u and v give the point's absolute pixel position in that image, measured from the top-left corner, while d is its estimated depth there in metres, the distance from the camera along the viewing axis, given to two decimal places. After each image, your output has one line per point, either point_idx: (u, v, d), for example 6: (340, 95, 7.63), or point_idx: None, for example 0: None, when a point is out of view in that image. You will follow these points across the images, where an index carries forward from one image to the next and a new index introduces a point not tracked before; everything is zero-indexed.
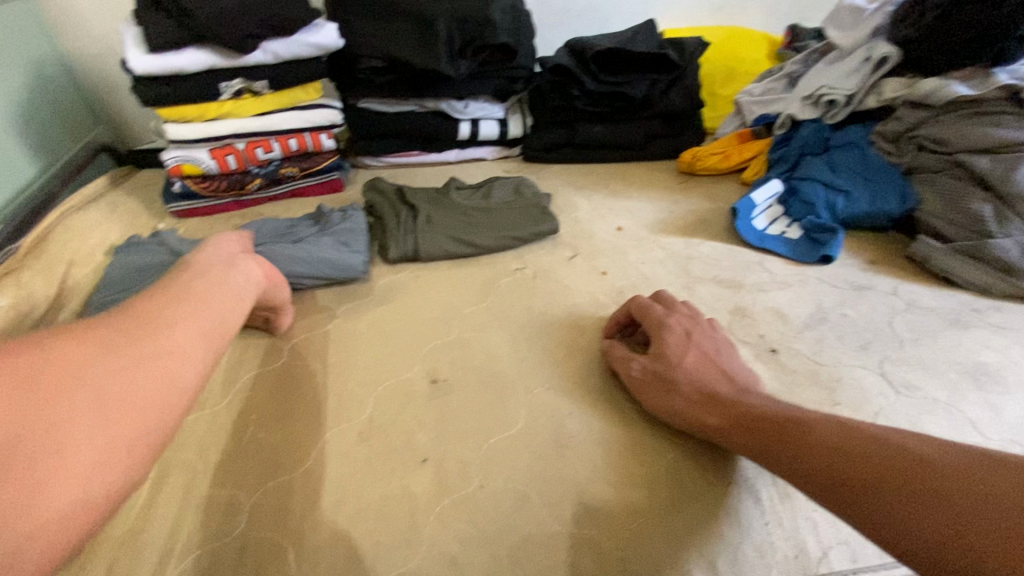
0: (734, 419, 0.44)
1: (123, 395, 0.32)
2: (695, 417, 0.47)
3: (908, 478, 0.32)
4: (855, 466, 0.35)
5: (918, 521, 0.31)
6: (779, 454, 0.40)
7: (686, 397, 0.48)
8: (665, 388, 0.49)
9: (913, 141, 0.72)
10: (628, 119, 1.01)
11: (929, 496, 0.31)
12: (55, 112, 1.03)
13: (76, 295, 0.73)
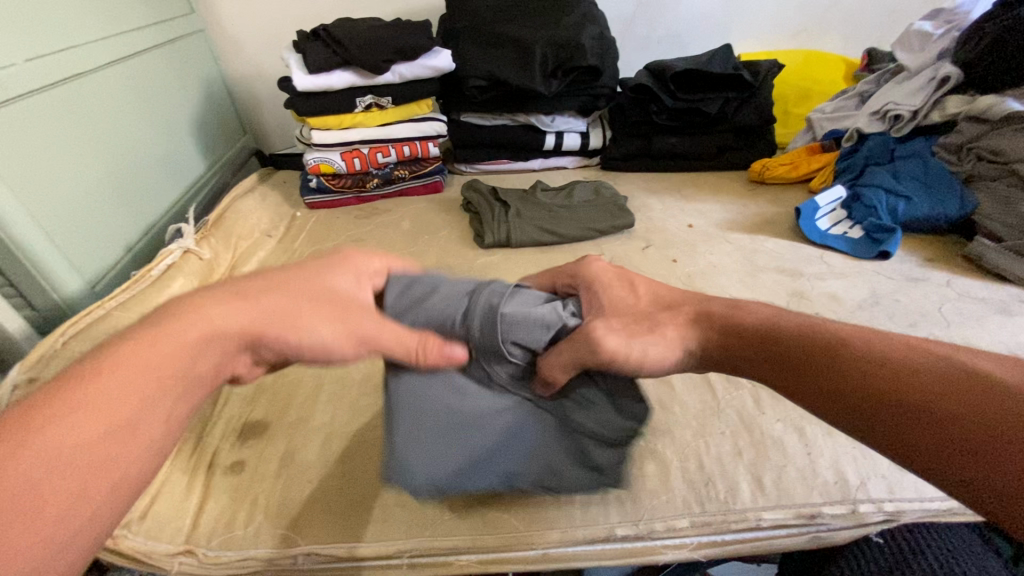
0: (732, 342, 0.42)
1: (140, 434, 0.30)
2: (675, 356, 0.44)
3: (933, 400, 0.32)
4: (870, 381, 0.35)
5: (952, 447, 0.30)
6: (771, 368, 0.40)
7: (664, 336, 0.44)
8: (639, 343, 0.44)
9: (972, 152, 0.77)
10: (702, 132, 1.11)
11: (961, 416, 0.31)
12: (221, 121, 1.28)
13: (243, 259, 0.92)
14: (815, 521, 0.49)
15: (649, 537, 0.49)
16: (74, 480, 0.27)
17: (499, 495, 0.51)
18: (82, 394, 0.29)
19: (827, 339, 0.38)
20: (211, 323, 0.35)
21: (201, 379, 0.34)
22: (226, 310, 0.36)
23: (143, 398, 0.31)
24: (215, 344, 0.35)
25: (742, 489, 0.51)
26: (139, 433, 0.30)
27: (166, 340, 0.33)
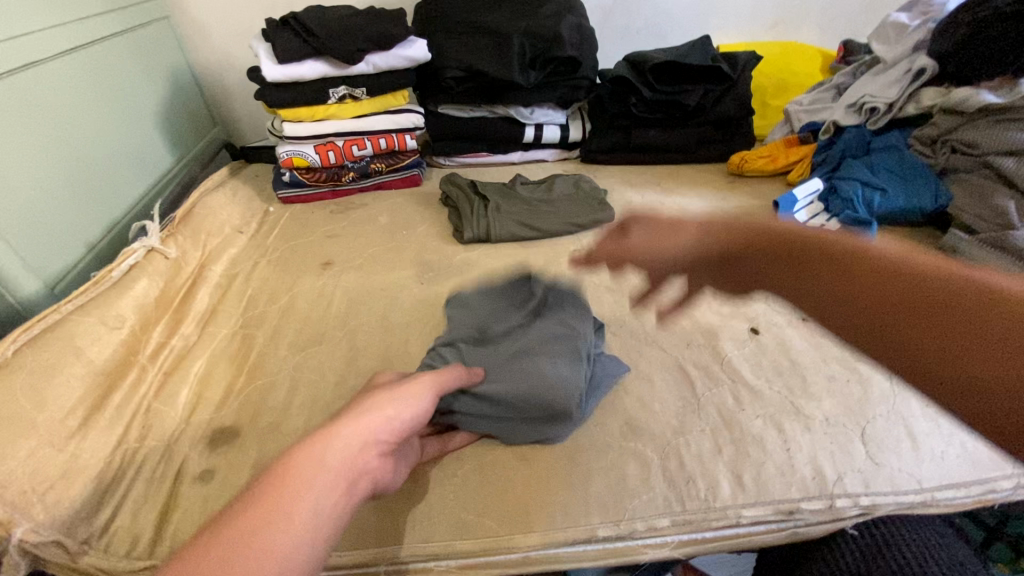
0: (737, 248, 0.44)
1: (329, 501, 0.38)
2: (686, 254, 0.46)
3: (933, 304, 0.37)
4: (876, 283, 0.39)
5: (952, 348, 0.36)
6: (783, 260, 0.42)
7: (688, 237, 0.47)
8: (666, 235, 0.47)
9: (947, 144, 0.78)
10: (681, 125, 1.11)
11: (958, 323, 0.36)
12: (189, 113, 1.23)
13: (213, 257, 0.89)
14: (794, 517, 0.49)
15: (629, 537, 0.48)
16: (246, 574, 0.33)
17: (476, 499, 0.50)
18: (243, 509, 0.36)
19: (829, 244, 0.42)
20: (328, 439, 0.40)
21: (340, 472, 0.39)
22: (343, 426, 0.42)
23: (306, 496, 0.37)
24: (345, 447, 0.41)
25: (722, 487, 0.50)
26: (284, 526, 0.35)
27: (323, 446, 0.40)
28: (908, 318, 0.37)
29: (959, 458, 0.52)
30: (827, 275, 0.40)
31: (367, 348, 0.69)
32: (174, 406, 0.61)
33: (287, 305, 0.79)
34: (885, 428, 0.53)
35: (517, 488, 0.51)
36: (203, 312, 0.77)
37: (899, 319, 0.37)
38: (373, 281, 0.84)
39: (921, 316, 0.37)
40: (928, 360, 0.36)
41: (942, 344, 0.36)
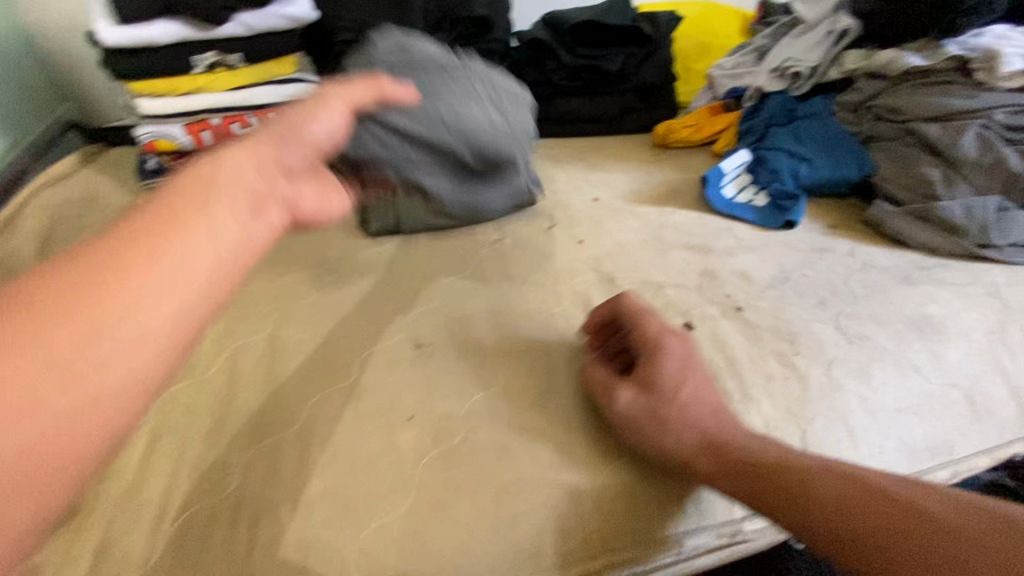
0: (711, 471, 0.43)
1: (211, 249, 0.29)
2: (686, 450, 0.44)
3: (881, 534, 0.35)
4: (888, 522, 0.36)
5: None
6: (738, 484, 0.41)
7: (680, 433, 0.44)
8: (658, 425, 0.44)
9: (871, 111, 0.75)
10: (603, 92, 1.03)
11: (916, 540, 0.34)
12: (18, 87, 1.00)
13: None
14: (736, 539, 0.46)
15: None
16: (93, 324, 0.25)
17: (387, 563, 0.43)
18: (94, 250, 0.27)
19: (788, 466, 0.40)
20: (225, 181, 0.33)
21: (230, 237, 0.31)
22: (241, 170, 0.35)
23: (183, 245, 0.29)
24: (231, 196, 0.32)
25: (662, 516, 0.46)
26: (160, 277, 0.27)
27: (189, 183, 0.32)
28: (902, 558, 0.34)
29: (898, 452, 0.49)
30: (782, 496, 0.39)
31: (251, 376, 0.58)
32: None
33: None
34: (826, 427, 0.49)
35: (432, 542, 0.44)
36: None
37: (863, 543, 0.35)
38: (259, 289, 0.71)
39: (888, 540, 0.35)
40: None
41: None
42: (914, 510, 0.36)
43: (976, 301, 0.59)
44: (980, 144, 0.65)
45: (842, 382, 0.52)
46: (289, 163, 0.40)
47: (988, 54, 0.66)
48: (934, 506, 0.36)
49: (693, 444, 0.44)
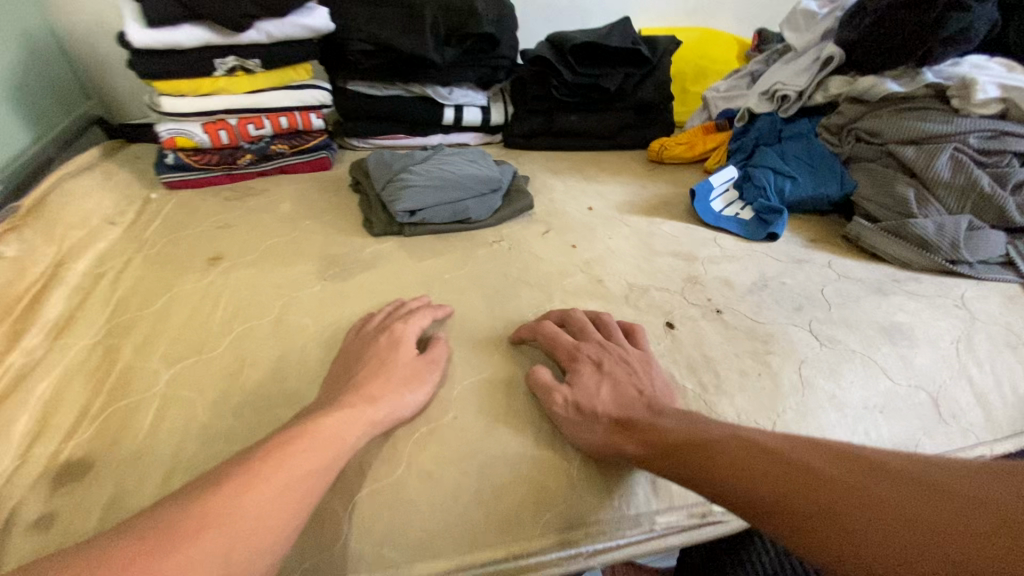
0: (637, 452, 0.46)
1: (265, 500, 0.39)
2: (602, 437, 0.48)
3: (793, 491, 0.37)
4: (776, 478, 0.38)
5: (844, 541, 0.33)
6: (657, 464, 0.44)
7: (599, 425, 0.49)
8: (577, 417, 0.51)
9: (852, 133, 0.80)
10: (603, 109, 1.08)
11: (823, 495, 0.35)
12: (50, 84, 1.05)
13: (74, 253, 0.77)
14: (707, 520, 0.49)
15: (538, 559, 0.46)
16: None
17: (374, 526, 0.46)
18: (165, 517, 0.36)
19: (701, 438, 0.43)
20: (321, 428, 0.45)
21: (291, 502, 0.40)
22: (286, 489, 0.40)
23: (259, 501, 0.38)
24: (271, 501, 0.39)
25: (636, 494, 0.49)
26: None
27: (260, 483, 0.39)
28: (818, 519, 0.34)
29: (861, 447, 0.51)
30: (692, 466, 0.42)
31: (256, 356, 0.62)
32: (11, 437, 0.52)
33: (162, 310, 0.69)
34: (796, 421, 0.52)
35: (418, 509, 0.47)
36: (56, 321, 0.65)
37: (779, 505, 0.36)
38: (265, 279, 0.75)
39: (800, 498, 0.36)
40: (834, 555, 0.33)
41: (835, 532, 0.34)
42: (794, 466, 0.38)
43: (943, 313, 0.62)
44: (953, 165, 0.69)
45: (813, 381, 0.55)
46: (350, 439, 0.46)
47: (963, 83, 0.70)
48: (816, 463, 0.37)
49: (610, 432, 0.49)
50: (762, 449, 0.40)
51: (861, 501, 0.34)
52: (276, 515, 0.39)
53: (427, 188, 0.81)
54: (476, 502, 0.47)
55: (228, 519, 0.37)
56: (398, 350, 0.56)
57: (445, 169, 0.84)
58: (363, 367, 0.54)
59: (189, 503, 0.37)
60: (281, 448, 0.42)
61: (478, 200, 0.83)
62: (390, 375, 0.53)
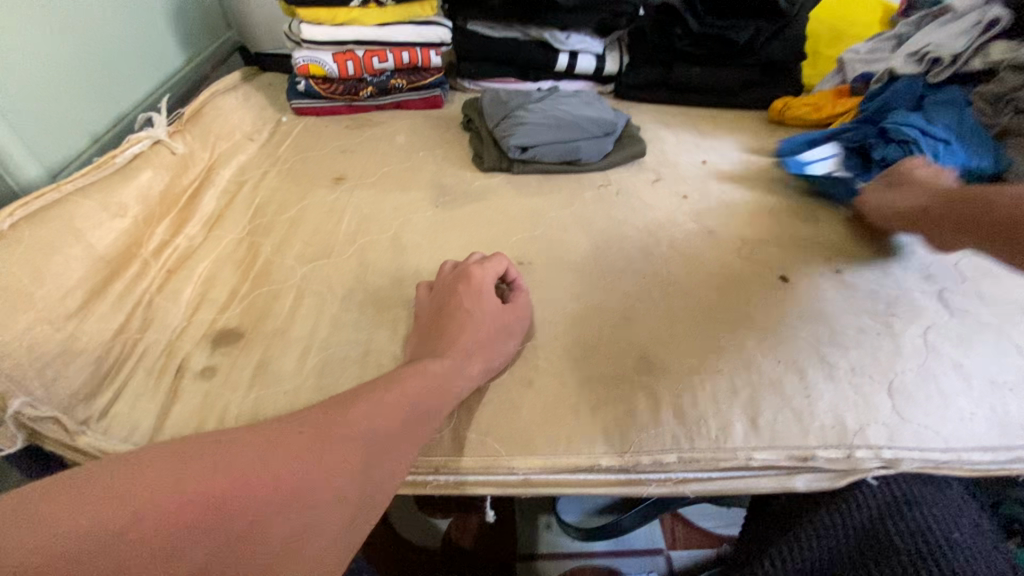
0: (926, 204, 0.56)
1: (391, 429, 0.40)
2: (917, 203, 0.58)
3: None
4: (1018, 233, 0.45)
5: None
6: (937, 214, 0.54)
7: (911, 196, 0.59)
8: (912, 192, 0.60)
9: (1011, 104, 0.71)
10: (725, 64, 1.03)
11: None
12: (205, 9, 1.14)
13: (222, 160, 0.86)
14: (807, 464, 0.49)
15: (633, 470, 0.49)
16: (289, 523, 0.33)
17: (482, 419, 0.50)
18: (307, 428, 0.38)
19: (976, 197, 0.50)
20: (437, 369, 0.46)
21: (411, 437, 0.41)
22: (405, 426, 0.41)
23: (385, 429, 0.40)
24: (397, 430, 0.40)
25: (734, 428, 0.50)
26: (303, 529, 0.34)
27: (385, 411, 0.40)
28: None
29: (986, 422, 0.51)
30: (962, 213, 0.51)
31: (377, 263, 0.67)
32: (177, 304, 0.59)
33: (296, 216, 0.75)
34: (916, 384, 0.53)
35: (522, 410, 0.51)
36: (210, 215, 0.73)
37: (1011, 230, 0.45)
38: (385, 198, 0.80)
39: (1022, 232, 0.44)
40: None
41: None
42: None
43: None
44: None
45: (936, 346, 0.55)
46: (465, 385, 0.47)
47: None
48: None
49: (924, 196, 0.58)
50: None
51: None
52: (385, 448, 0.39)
53: (543, 126, 0.83)
54: (576, 410, 0.51)
55: (350, 437, 0.38)
56: (482, 301, 0.53)
57: (560, 109, 0.85)
58: (428, 333, 0.52)
59: (313, 420, 0.39)
60: (402, 379, 0.44)
61: (591, 142, 0.83)
62: (482, 329, 0.51)
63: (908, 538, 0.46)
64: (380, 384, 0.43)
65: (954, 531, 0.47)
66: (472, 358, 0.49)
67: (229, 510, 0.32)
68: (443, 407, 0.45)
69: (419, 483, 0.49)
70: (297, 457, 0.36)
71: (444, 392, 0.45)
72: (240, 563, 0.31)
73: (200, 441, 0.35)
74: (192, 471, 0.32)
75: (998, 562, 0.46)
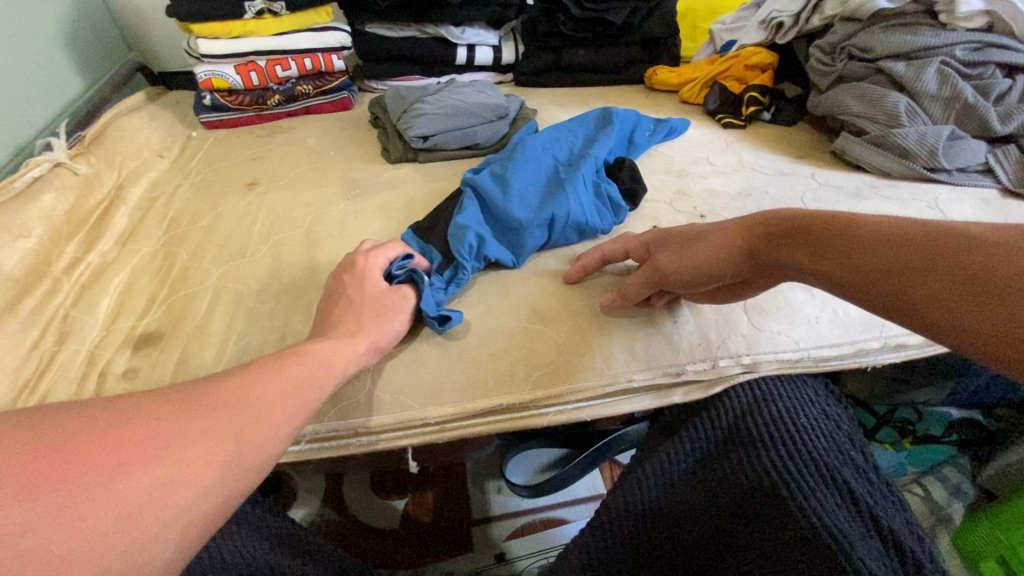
0: (752, 244, 0.48)
1: (272, 397, 0.41)
2: (718, 262, 0.50)
3: (932, 255, 0.37)
4: (921, 284, 0.37)
5: (959, 306, 0.35)
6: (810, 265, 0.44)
7: (708, 242, 0.51)
8: (682, 254, 0.52)
9: (845, 51, 0.80)
10: (610, 44, 1.11)
11: (945, 265, 0.37)
12: (100, 32, 1.13)
13: (130, 179, 0.87)
14: (680, 378, 0.58)
15: (531, 404, 0.55)
16: (153, 478, 0.33)
17: (392, 381, 0.55)
18: (179, 393, 0.38)
19: (820, 234, 0.44)
20: (320, 349, 0.48)
21: (290, 408, 0.42)
22: (282, 396, 0.42)
23: (266, 397, 0.41)
24: (280, 397, 0.42)
25: (616, 357, 0.57)
26: (167, 475, 0.34)
27: (264, 383, 0.42)
28: (943, 280, 0.36)
29: (830, 322, 0.61)
30: (853, 276, 0.41)
31: (292, 257, 0.71)
32: (95, 315, 0.62)
33: (210, 223, 0.78)
34: (770, 299, 0.62)
35: (428, 368, 0.56)
36: (122, 231, 0.75)
37: (911, 285, 0.38)
38: (298, 198, 0.84)
39: (923, 271, 0.37)
40: (950, 310, 0.35)
41: (969, 306, 0.35)
42: (927, 242, 0.38)
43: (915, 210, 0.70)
44: (939, 78, 0.72)
45: None
46: (348, 368, 0.49)
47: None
48: (933, 254, 0.37)
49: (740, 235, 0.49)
50: (916, 229, 0.40)
51: (980, 260, 0.35)
52: (263, 416, 0.40)
53: (440, 115, 0.88)
54: (476, 361, 0.57)
55: (224, 403, 0.39)
56: (364, 286, 0.56)
57: (456, 98, 0.90)
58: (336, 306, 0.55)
59: (188, 388, 0.40)
60: (286, 357, 0.45)
61: (486, 125, 0.89)
62: (366, 307, 0.54)
63: (761, 430, 0.54)
64: (260, 362, 0.44)
65: (800, 416, 0.55)
66: (355, 339, 0.51)
67: (82, 463, 0.32)
68: (328, 382, 0.47)
69: (343, 445, 0.55)
70: (167, 415, 0.36)
71: (329, 370, 0.47)
72: (89, 511, 0.31)
73: (68, 405, 0.35)
74: (49, 429, 0.32)
75: (838, 439, 0.54)
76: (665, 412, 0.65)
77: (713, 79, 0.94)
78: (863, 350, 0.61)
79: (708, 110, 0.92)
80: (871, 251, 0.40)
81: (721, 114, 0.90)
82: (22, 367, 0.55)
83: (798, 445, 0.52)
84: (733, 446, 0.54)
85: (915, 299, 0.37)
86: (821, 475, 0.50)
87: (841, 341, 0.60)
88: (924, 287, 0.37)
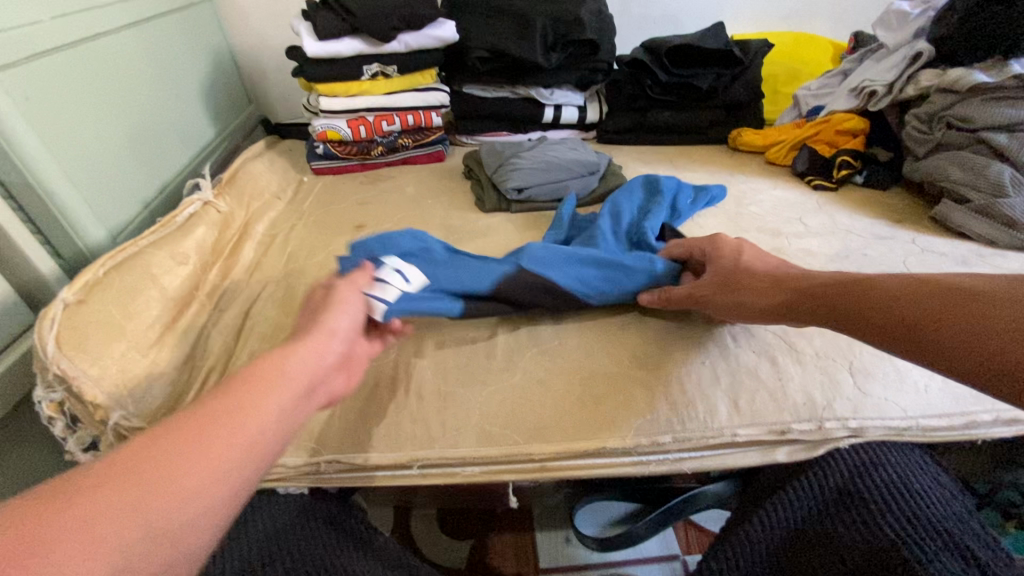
0: (794, 297, 0.53)
1: (270, 377, 0.37)
2: (761, 305, 0.55)
3: (949, 303, 0.41)
4: (940, 330, 0.40)
5: (969, 348, 0.38)
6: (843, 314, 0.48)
7: (753, 287, 0.56)
8: (728, 292, 0.58)
9: (943, 120, 0.81)
10: (693, 107, 1.16)
11: (959, 311, 0.40)
12: (231, 89, 1.29)
13: (256, 217, 0.98)
14: (786, 436, 0.57)
15: (634, 450, 0.56)
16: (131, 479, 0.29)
17: (499, 418, 0.58)
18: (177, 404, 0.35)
19: (849, 287, 0.49)
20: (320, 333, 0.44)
21: (286, 382, 0.37)
22: (277, 376, 0.37)
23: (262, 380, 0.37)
24: (279, 376, 0.37)
25: (719, 410, 0.58)
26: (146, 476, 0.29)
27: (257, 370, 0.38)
28: (960, 324, 0.39)
29: (940, 391, 0.59)
30: (876, 323, 0.45)
31: None
32: (230, 336, 0.69)
33: (324, 259, 0.86)
34: (874, 363, 0.61)
35: (534, 407, 0.59)
36: (250, 263, 0.84)
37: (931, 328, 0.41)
38: None
39: (938, 318, 0.41)
40: (966, 349, 0.38)
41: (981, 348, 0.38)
42: (948, 294, 0.42)
43: None
44: None
45: None
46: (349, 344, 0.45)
47: None
48: (950, 302, 0.41)
49: (780, 291, 0.54)
50: (940, 283, 0.44)
51: (990, 308, 0.39)
52: (184, 467, 0.30)
53: (535, 170, 0.94)
54: (581, 404, 0.59)
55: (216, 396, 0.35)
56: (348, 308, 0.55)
57: (550, 155, 0.97)
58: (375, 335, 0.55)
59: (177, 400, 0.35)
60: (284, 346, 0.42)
61: (578, 180, 0.95)
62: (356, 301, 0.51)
63: (876, 497, 0.53)
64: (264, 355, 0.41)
65: (913, 482, 0.55)
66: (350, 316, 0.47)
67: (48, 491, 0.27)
68: (330, 357, 0.42)
69: (449, 473, 0.57)
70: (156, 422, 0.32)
71: (330, 348, 0.43)
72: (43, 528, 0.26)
73: None
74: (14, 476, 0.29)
75: (952, 505, 0.54)
76: (761, 472, 0.63)
77: (802, 142, 0.97)
78: (976, 423, 0.58)
79: (797, 171, 0.94)
80: (892, 301, 0.44)
81: (811, 175, 0.92)
82: (175, 379, 0.61)
83: (917, 513, 0.52)
84: (844, 508, 0.54)
85: (935, 341, 0.40)
86: (943, 541, 0.50)
87: (954, 412, 0.57)
88: (939, 331, 0.40)
